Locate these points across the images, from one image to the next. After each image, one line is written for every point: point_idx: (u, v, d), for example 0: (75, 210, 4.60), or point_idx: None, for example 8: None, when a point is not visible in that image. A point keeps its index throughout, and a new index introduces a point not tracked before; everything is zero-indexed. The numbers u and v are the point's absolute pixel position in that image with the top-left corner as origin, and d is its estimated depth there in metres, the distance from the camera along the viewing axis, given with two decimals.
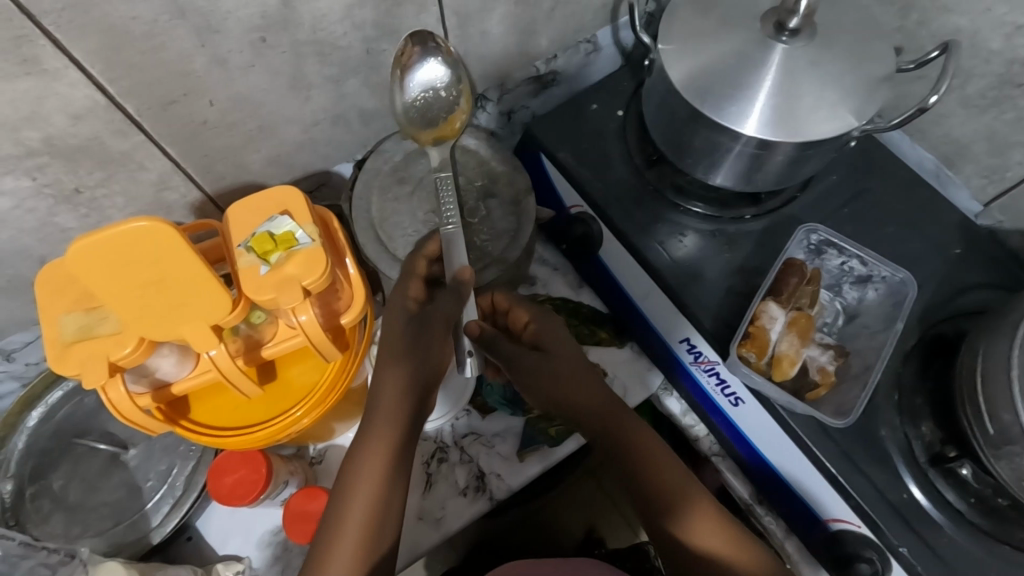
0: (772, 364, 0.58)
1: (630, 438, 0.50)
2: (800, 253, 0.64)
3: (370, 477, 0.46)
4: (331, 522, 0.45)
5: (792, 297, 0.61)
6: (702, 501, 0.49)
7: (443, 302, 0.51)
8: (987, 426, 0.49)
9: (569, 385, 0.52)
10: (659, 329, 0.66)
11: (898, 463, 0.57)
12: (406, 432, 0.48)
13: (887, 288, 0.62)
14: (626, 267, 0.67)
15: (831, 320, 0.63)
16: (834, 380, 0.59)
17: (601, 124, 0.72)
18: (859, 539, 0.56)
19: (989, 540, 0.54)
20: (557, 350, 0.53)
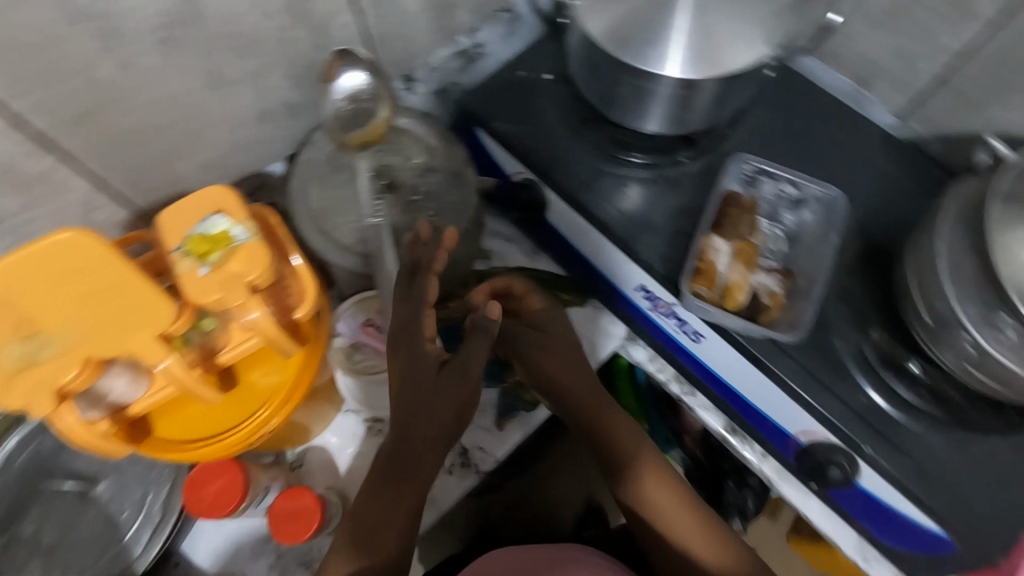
0: (723, 296, 0.60)
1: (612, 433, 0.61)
2: (736, 184, 0.66)
3: (386, 501, 0.53)
4: (351, 537, 0.52)
5: (733, 226, 0.64)
6: (677, 496, 0.61)
7: (476, 341, 0.50)
8: (926, 318, 0.52)
9: (566, 371, 0.62)
10: (614, 279, 0.69)
11: (854, 371, 0.59)
12: (426, 460, 0.53)
13: (821, 205, 0.65)
14: (578, 226, 0.68)
15: (776, 247, 0.65)
16: (783, 301, 0.61)
17: (532, 89, 0.72)
18: (828, 446, 0.59)
19: (947, 427, 0.58)
20: (557, 338, 0.63)
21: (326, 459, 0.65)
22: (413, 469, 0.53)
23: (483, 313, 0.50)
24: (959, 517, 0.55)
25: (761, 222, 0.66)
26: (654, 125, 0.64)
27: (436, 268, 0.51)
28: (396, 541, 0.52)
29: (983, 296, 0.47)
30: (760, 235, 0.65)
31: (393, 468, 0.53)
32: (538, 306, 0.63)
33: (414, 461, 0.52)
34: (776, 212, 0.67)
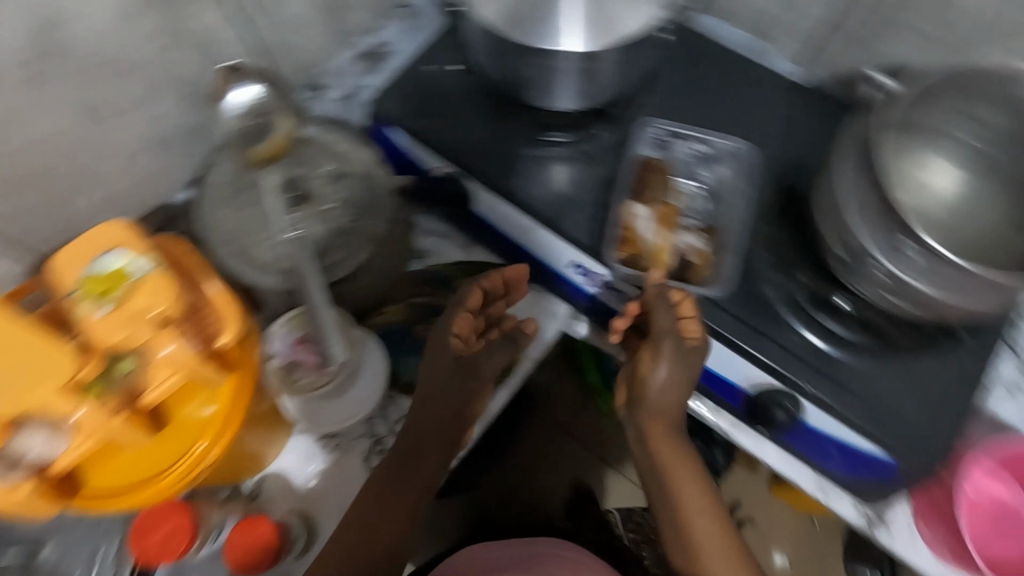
0: (649, 259, 0.63)
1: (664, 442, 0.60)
2: (649, 148, 0.68)
3: (391, 504, 0.59)
4: (348, 532, 0.57)
5: (652, 190, 0.66)
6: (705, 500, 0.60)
7: (500, 350, 0.64)
8: (839, 253, 0.53)
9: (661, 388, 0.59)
10: (548, 260, 0.69)
11: (786, 314, 0.61)
12: (427, 462, 0.61)
13: (733, 158, 0.67)
14: (505, 213, 0.68)
15: (701, 207, 0.66)
16: (710, 257, 0.63)
17: (441, 81, 0.71)
18: (771, 390, 0.61)
19: (879, 355, 0.60)
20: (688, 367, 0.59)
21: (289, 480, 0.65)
22: (415, 469, 0.60)
23: (519, 330, 0.66)
24: (896, 439, 0.57)
25: (680, 181, 0.67)
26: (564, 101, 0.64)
27: (483, 283, 0.64)
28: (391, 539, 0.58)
29: (880, 225, 0.49)
30: (679, 195, 0.67)
31: (397, 479, 0.59)
32: (697, 339, 0.59)
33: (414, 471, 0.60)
34: (693, 170, 0.68)
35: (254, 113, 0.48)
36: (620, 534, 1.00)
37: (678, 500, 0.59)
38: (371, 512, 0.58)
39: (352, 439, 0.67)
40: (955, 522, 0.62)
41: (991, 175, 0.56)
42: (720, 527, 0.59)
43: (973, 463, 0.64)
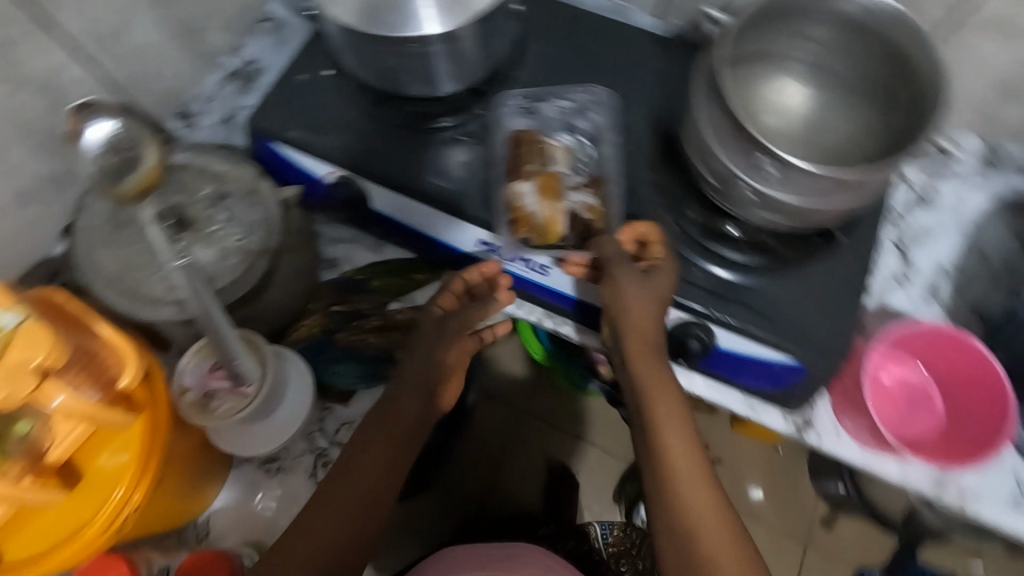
0: (544, 233, 0.66)
1: (648, 367, 0.61)
2: (519, 117, 0.71)
3: (377, 470, 0.59)
4: (332, 498, 0.57)
5: (530, 164, 0.68)
6: (679, 420, 0.61)
7: (471, 311, 0.66)
8: (714, 182, 0.57)
9: (638, 315, 0.60)
10: (455, 243, 0.70)
11: (684, 250, 0.64)
12: (405, 425, 0.61)
13: (598, 105, 0.70)
14: (403, 206, 0.69)
15: (585, 156, 0.70)
16: (602, 208, 0.66)
17: (317, 88, 0.71)
18: (684, 324, 0.64)
19: (775, 271, 0.63)
20: (655, 287, 0.61)
21: (242, 506, 0.65)
22: (394, 431, 0.61)
23: (492, 295, 0.67)
24: (800, 344, 0.61)
25: (559, 139, 0.71)
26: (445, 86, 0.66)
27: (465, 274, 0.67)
28: (374, 499, 0.59)
29: (738, 144, 0.52)
30: (562, 153, 0.70)
31: (368, 444, 0.60)
32: (659, 255, 0.63)
33: (387, 433, 0.60)
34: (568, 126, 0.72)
35: (111, 145, 0.47)
36: (598, 546, 1.00)
37: (656, 422, 0.60)
38: (353, 475, 0.58)
39: (294, 458, 0.66)
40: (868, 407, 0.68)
41: (836, 86, 0.61)
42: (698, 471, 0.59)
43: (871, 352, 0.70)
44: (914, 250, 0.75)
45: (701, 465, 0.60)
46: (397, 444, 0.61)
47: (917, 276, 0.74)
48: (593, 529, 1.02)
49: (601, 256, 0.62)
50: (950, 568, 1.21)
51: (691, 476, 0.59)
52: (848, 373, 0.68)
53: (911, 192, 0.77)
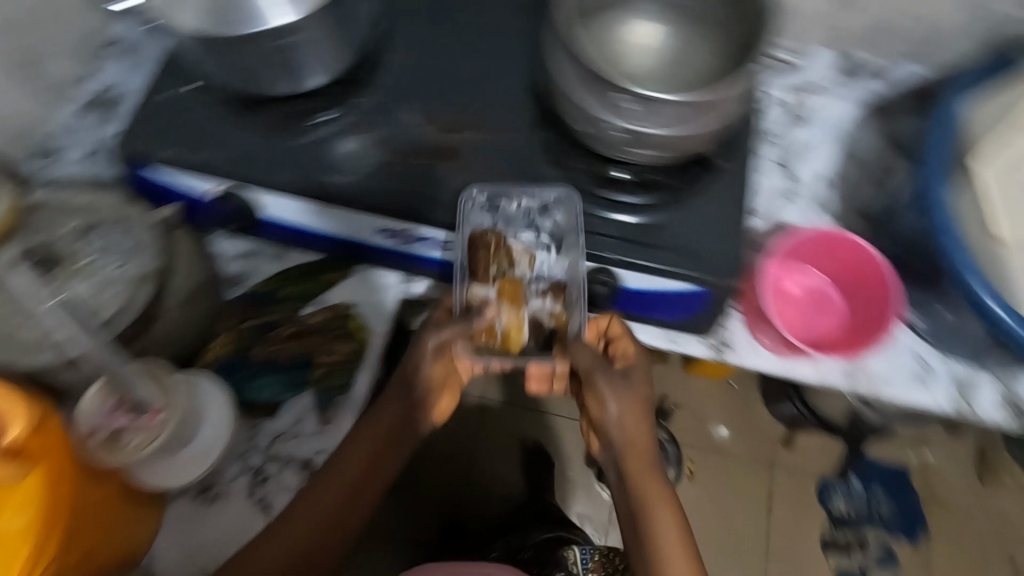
0: (504, 342, 0.65)
1: (632, 458, 0.61)
2: (481, 214, 0.67)
3: (346, 490, 0.60)
4: (301, 499, 0.59)
5: (495, 270, 0.67)
6: (666, 510, 0.60)
7: (452, 324, 0.63)
8: (586, 130, 0.58)
9: (623, 413, 0.62)
10: (358, 236, 0.69)
11: (577, 201, 0.66)
12: (379, 446, 0.62)
13: (563, 203, 0.67)
14: (296, 208, 0.67)
15: (547, 256, 0.69)
16: (566, 316, 0.68)
17: (182, 103, 0.68)
18: (591, 273, 0.65)
19: (666, 206, 0.66)
20: (634, 390, 0.63)
21: (186, 542, 0.63)
22: (368, 453, 0.61)
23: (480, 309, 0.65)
24: (701, 269, 0.63)
25: (519, 238, 0.70)
26: (310, 78, 0.65)
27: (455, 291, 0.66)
28: (334, 509, 0.59)
29: (594, 88, 0.54)
30: (523, 255, 0.69)
31: (360, 434, 0.62)
32: (623, 348, 0.65)
33: (375, 428, 0.62)
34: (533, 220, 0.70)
35: None
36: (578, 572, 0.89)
37: (647, 517, 0.59)
38: (324, 474, 0.60)
39: (229, 481, 0.65)
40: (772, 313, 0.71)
41: (688, 19, 0.63)
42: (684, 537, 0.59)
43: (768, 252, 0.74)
44: (797, 163, 0.79)
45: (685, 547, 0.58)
46: (371, 468, 0.61)
47: (802, 188, 0.78)
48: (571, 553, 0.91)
49: (577, 364, 0.63)
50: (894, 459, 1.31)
51: (670, 542, 0.58)
52: (750, 286, 0.72)
53: (786, 110, 0.81)
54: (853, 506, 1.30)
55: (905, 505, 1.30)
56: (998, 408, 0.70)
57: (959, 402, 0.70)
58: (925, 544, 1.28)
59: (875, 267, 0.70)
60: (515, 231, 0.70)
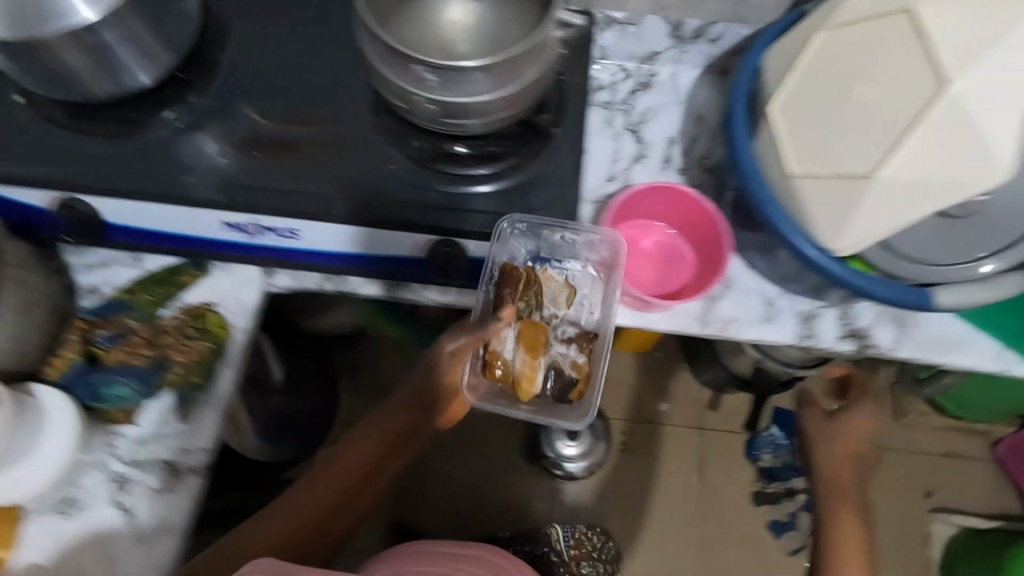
0: (515, 386, 0.69)
1: (837, 509, 0.75)
2: (524, 242, 0.72)
3: (333, 497, 0.68)
4: (290, 497, 0.68)
5: (523, 307, 0.71)
6: (848, 527, 0.73)
7: (468, 332, 0.69)
8: (402, 106, 0.60)
9: (835, 467, 0.78)
10: (208, 232, 0.69)
11: (418, 178, 0.68)
12: (371, 454, 0.70)
13: (606, 241, 0.74)
14: (138, 211, 0.67)
15: (589, 289, 0.75)
16: (588, 368, 0.71)
17: (11, 116, 0.68)
18: (430, 243, 0.67)
19: (505, 176, 0.69)
20: (846, 429, 0.79)
21: (45, 558, 0.62)
22: (356, 458, 0.70)
23: (493, 317, 0.68)
24: None
25: (564, 267, 0.75)
26: (140, 75, 0.65)
27: (476, 316, 0.70)
28: (316, 508, 0.67)
29: (394, 62, 0.56)
30: (562, 289, 0.74)
31: (360, 443, 0.71)
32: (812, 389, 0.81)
33: (367, 437, 0.71)
34: (580, 252, 0.76)
35: None
36: (564, 553, 1.27)
37: (828, 535, 0.73)
38: (314, 477, 0.69)
39: (89, 493, 0.64)
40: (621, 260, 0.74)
41: None
42: (860, 537, 0.73)
43: (615, 203, 0.77)
44: (644, 128, 0.84)
45: (853, 546, 0.72)
46: (357, 477, 0.69)
47: (651, 150, 0.83)
48: (555, 532, 1.29)
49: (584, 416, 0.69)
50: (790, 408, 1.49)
51: (852, 558, 0.71)
52: (601, 243, 0.74)
53: (631, 78, 0.86)
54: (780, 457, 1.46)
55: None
56: (840, 338, 0.75)
57: (801, 334, 0.75)
58: None
59: (712, 220, 0.75)
60: (560, 259, 0.76)
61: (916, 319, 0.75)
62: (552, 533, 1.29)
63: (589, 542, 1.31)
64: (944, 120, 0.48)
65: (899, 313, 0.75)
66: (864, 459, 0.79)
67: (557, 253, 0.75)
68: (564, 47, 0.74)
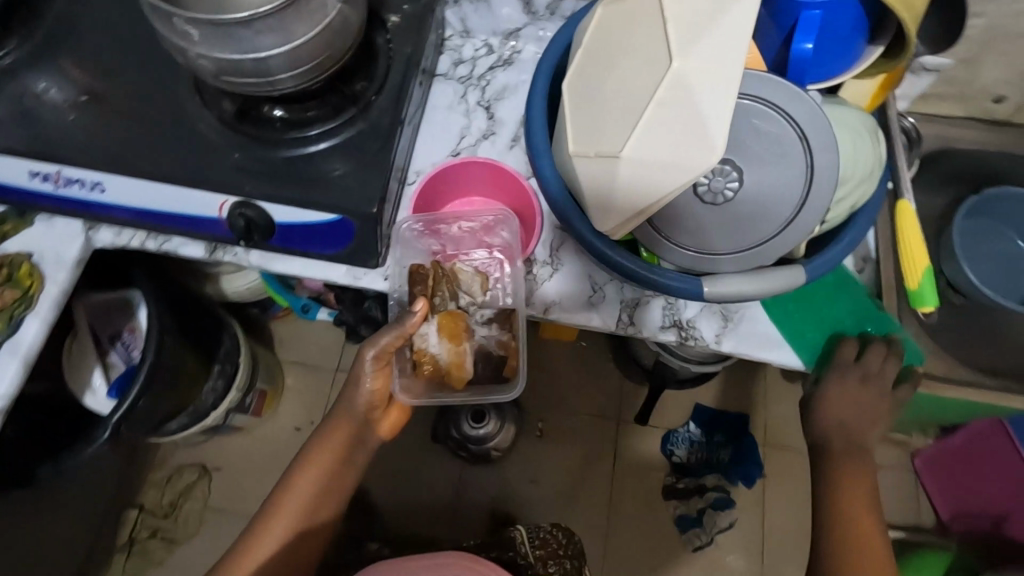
0: (448, 375, 0.74)
1: (836, 468, 0.71)
2: (418, 235, 0.77)
3: (296, 518, 0.77)
4: (256, 526, 0.77)
5: (436, 300, 0.74)
6: (850, 483, 0.71)
7: (386, 332, 0.71)
8: (182, 57, 0.59)
9: (835, 420, 0.72)
10: (18, 182, 0.69)
11: (224, 139, 0.67)
12: (321, 472, 0.78)
13: (506, 221, 0.77)
14: None
15: (501, 273, 0.79)
16: (517, 344, 0.74)
17: None
18: (230, 207, 0.66)
19: (313, 139, 0.67)
20: (862, 397, 0.70)
21: None
22: (309, 478, 0.77)
23: (408, 312, 0.71)
24: (328, 199, 0.65)
25: (472, 258, 0.81)
26: None
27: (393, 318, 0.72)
28: (283, 528, 0.76)
29: (158, 14, 0.55)
30: (472, 280, 0.77)
31: (311, 461, 0.78)
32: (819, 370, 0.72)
33: (315, 455, 0.78)
34: (483, 240, 0.81)
35: None
36: (526, 551, 1.10)
37: (827, 489, 0.71)
38: (275, 503, 0.78)
39: None
40: (457, 240, 0.80)
41: None
42: (867, 503, 0.70)
43: (424, 177, 0.77)
44: (497, 105, 0.82)
45: (861, 500, 0.70)
46: (317, 494, 0.78)
47: (501, 128, 0.81)
48: (520, 534, 1.15)
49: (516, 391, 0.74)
50: (707, 403, 1.45)
51: (858, 516, 0.69)
52: (447, 224, 0.78)
53: (493, 54, 0.84)
54: (694, 453, 1.42)
55: (748, 459, 1.41)
56: (662, 328, 0.73)
57: (622, 322, 0.72)
58: (760, 487, 1.39)
59: (528, 198, 0.77)
60: (468, 250, 0.81)
61: (747, 316, 0.73)
62: (518, 534, 1.15)
63: (556, 539, 1.16)
64: (670, 99, 0.50)
65: (726, 308, 0.73)
66: (872, 426, 0.72)
67: (462, 247, 0.81)
68: (396, 15, 0.73)
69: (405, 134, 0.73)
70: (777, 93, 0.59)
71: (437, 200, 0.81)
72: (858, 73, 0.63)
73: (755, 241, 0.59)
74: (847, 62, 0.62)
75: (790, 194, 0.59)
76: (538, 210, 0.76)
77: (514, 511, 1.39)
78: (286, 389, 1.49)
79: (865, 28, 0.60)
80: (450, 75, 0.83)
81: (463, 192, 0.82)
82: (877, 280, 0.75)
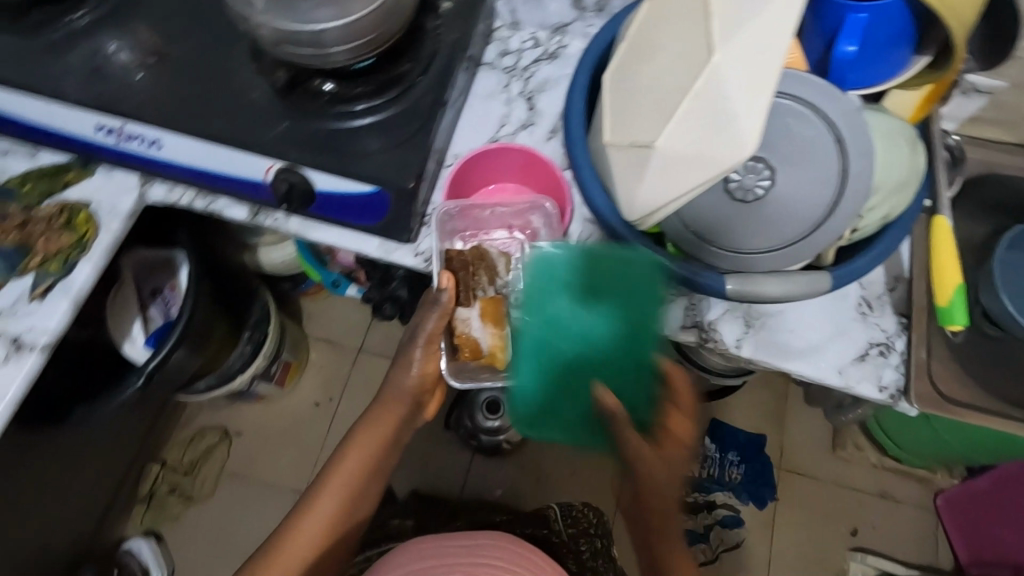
0: (491, 358, 0.76)
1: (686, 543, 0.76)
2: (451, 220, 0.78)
3: (340, 503, 0.78)
4: (299, 509, 0.78)
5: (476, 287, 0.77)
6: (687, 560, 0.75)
7: (430, 315, 0.73)
8: (245, 24, 0.63)
9: None
10: (86, 134, 0.74)
11: (275, 107, 0.70)
12: (366, 461, 0.78)
13: (536, 208, 0.80)
14: (25, 104, 0.72)
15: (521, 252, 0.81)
16: None
17: None
18: (278, 170, 0.69)
19: (359, 114, 0.70)
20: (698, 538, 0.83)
21: None
22: (353, 465, 0.78)
23: (439, 291, 0.72)
24: (368, 171, 0.67)
25: (492, 237, 0.83)
26: None
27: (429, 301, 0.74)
28: (327, 513, 0.77)
29: None
30: (500, 259, 0.79)
31: (355, 447, 0.78)
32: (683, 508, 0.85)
33: (361, 442, 0.78)
34: (508, 222, 0.83)
35: None
36: (560, 528, 1.12)
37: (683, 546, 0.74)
38: (320, 489, 0.78)
39: None
40: (483, 223, 0.82)
41: None
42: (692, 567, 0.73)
43: (459, 161, 0.78)
44: (539, 97, 0.83)
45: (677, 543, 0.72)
46: (361, 480, 0.79)
47: (540, 119, 0.82)
48: (554, 512, 1.15)
49: None
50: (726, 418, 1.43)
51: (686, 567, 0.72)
52: (478, 208, 0.80)
53: (539, 47, 0.86)
54: (707, 470, 1.39)
55: (763, 479, 1.38)
56: (683, 329, 0.72)
57: None
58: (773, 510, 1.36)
59: (559, 190, 0.79)
60: (489, 231, 0.83)
61: (766, 320, 0.72)
62: (552, 512, 1.16)
63: (589, 518, 1.15)
64: (702, 91, 0.51)
65: (749, 312, 0.72)
66: None
67: (483, 228, 0.83)
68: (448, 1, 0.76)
69: (447, 117, 0.76)
70: (814, 92, 0.60)
71: (467, 183, 0.82)
72: (903, 81, 0.64)
73: (778, 242, 0.60)
74: (892, 70, 0.62)
75: (818, 197, 0.59)
76: (569, 202, 0.77)
77: (522, 503, 1.40)
78: (310, 363, 1.53)
79: (912, 38, 0.60)
80: (496, 64, 0.85)
81: (497, 177, 0.84)
82: (908, 299, 0.73)
